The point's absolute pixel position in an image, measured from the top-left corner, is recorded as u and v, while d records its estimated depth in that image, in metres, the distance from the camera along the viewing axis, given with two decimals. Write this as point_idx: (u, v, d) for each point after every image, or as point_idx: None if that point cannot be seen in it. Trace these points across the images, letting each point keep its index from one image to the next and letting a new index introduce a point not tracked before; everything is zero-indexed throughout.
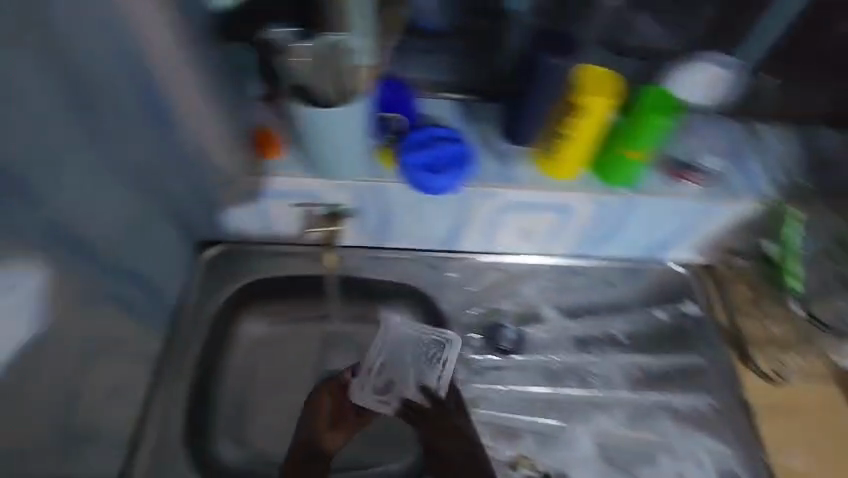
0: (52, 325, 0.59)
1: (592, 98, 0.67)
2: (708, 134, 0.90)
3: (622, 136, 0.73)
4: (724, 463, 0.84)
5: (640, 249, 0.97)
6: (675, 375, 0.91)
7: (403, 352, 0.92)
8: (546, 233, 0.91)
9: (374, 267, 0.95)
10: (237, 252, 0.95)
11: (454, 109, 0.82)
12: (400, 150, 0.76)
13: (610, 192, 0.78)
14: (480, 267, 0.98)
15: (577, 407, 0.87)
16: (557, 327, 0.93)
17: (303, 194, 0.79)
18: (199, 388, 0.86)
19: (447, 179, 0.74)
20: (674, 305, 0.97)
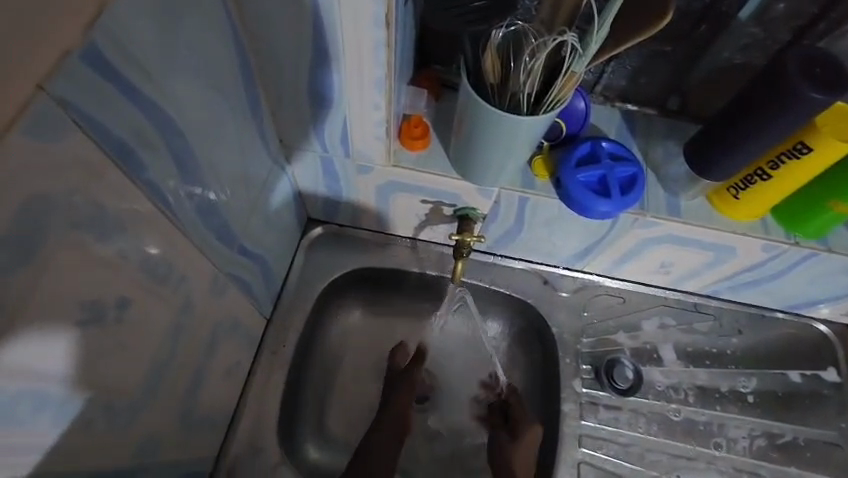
0: (188, 322, 0.54)
1: (840, 144, 0.53)
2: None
3: (832, 188, 0.61)
4: None
5: (788, 302, 0.85)
6: (806, 447, 0.81)
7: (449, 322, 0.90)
8: (689, 270, 0.81)
9: (483, 274, 0.88)
10: (340, 235, 0.90)
11: (622, 122, 0.71)
12: (561, 167, 0.65)
13: (795, 244, 0.67)
14: (595, 291, 0.89)
15: (688, 461, 0.80)
16: (674, 373, 0.85)
17: (438, 193, 0.73)
18: (293, 374, 0.82)
19: (614, 205, 0.64)
20: (811, 369, 0.86)
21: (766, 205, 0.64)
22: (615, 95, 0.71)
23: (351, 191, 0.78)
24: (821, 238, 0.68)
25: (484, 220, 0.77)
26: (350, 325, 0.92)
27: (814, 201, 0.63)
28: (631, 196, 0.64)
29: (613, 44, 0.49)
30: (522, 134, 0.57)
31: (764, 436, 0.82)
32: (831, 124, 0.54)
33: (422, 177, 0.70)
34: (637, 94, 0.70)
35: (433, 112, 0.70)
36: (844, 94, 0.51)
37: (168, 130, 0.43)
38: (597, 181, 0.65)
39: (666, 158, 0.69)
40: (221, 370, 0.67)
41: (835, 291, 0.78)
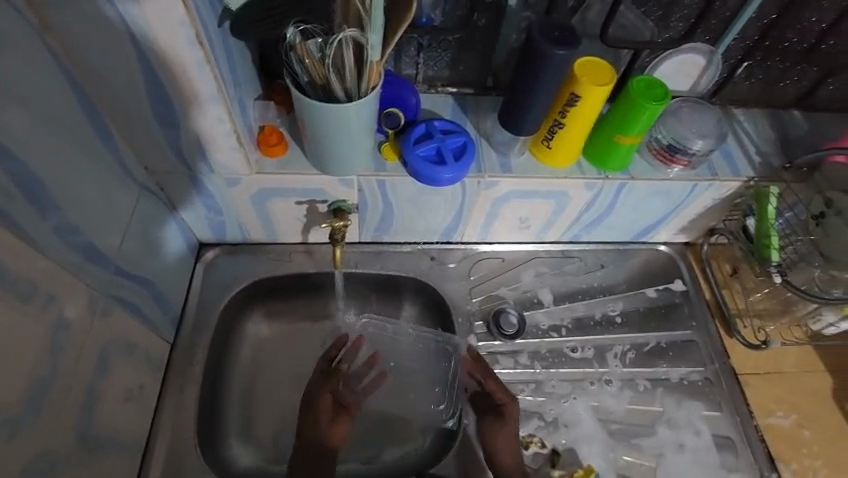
0: (57, 341, 0.55)
1: (598, 89, 0.68)
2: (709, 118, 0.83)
3: (615, 126, 0.76)
4: (720, 427, 0.88)
5: (627, 232, 1.01)
6: (669, 348, 0.95)
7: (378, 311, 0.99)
8: (543, 221, 0.94)
9: (375, 262, 0.96)
10: (237, 252, 0.94)
11: (455, 105, 0.84)
12: (405, 146, 0.76)
13: (606, 178, 0.82)
14: (478, 257, 0.99)
15: (579, 384, 0.90)
16: (554, 312, 0.97)
17: (308, 192, 0.81)
18: (206, 394, 0.84)
19: (453, 170, 0.75)
20: (662, 284, 1.02)
21: (574, 148, 0.78)
22: (441, 82, 0.83)
23: (229, 205, 0.83)
24: (625, 168, 0.83)
25: (358, 210, 0.86)
26: (262, 334, 0.96)
27: (607, 139, 0.78)
28: (465, 161, 0.76)
29: (391, 30, 0.61)
30: (354, 120, 0.67)
31: (633, 348, 0.94)
32: (589, 75, 0.68)
33: (288, 180, 0.78)
34: (458, 80, 0.83)
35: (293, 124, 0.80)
36: (577, 47, 0.65)
37: (2, 157, 0.47)
38: (434, 153, 0.76)
39: (493, 127, 0.82)
40: (119, 392, 0.68)
41: (659, 214, 0.94)
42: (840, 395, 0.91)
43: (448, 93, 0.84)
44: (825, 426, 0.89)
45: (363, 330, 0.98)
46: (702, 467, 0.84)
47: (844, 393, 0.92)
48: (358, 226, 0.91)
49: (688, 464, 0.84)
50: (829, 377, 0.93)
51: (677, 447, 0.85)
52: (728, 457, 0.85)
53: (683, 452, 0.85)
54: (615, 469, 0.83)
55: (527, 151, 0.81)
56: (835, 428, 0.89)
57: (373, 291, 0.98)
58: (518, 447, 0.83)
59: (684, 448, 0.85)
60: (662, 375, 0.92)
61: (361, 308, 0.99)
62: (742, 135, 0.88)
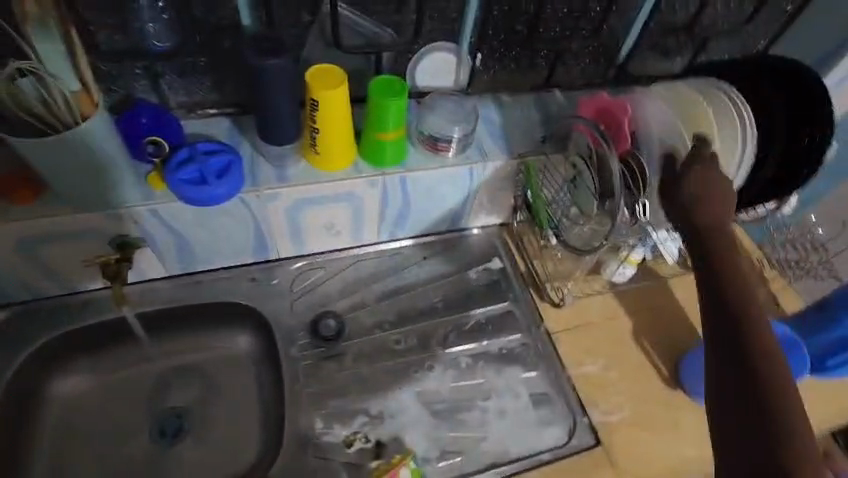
0: None
1: (329, 92, 0.73)
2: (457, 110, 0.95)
3: (372, 125, 0.82)
4: (536, 386, 0.95)
5: (440, 221, 1.06)
6: (489, 323, 1.01)
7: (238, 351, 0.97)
8: (349, 224, 0.97)
9: (187, 293, 0.94)
10: (27, 311, 0.87)
11: (230, 127, 0.85)
12: (167, 171, 0.76)
13: (383, 173, 0.87)
14: (298, 270, 1.00)
15: (402, 374, 0.92)
16: (378, 309, 1.00)
17: (77, 235, 0.78)
18: None
19: (218, 188, 0.76)
20: (482, 265, 1.09)
21: (343, 151, 0.83)
22: (208, 106, 0.85)
23: None
24: (401, 162, 0.89)
25: (146, 245, 0.84)
26: (76, 391, 0.90)
27: (370, 137, 0.84)
28: (232, 178, 0.77)
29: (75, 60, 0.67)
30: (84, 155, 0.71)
31: (455, 329, 0.99)
32: (320, 83, 0.74)
33: (47, 224, 0.75)
34: (224, 101, 0.85)
35: None
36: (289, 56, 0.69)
37: None
38: (198, 174, 0.76)
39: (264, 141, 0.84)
40: None
41: (456, 201, 1.01)
42: (642, 333, 1.00)
43: (210, 114, 0.85)
44: (630, 364, 0.98)
45: (192, 364, 0.96)
46: (521, 427, 0.90)
47: (648, 331, 1.01)
48: (155, 260, 0.89)
49: (509, 427, 0.89)
50: (633, 319, 1.02)
51: (498, 413, 0.91)
52: (544, 411, 0.92)
53: (504, 416, 0.90)
54: (439, 448, 0.85)
55: (302, 159, 0.84)
56: (637, 367, 0.97)
57: (193, 324, 0.95)
58: (342, 446, 0.84)
59: (505, 413, 0.91)
60: (483, 349, 0.98)
61: (184, 345, 0.96)
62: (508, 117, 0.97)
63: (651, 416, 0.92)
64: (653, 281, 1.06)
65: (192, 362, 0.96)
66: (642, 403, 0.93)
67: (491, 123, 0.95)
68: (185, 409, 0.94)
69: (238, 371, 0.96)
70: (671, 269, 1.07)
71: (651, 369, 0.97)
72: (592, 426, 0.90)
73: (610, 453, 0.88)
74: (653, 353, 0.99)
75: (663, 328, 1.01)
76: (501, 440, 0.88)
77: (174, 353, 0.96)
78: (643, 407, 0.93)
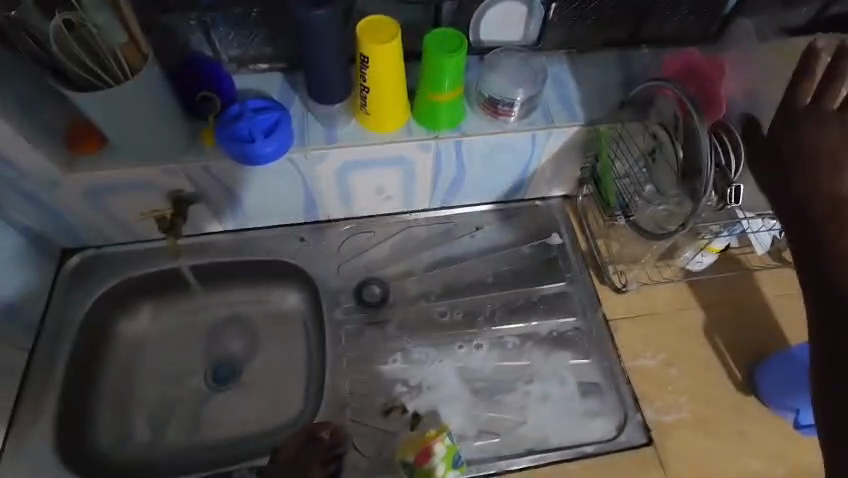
0: None
1: (380, 48, 0.68)
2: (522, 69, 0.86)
3: (426, 84, 0.76)
4: (586, 374, 0.89)
5: (499, 189, 0.98)
6: (540, 302, 0.95)
7: (288, 308, 0.99)
8: (399, 188, 0.92)
9: (240, 248, 0.96)
10: (97, 256, 0.93)
11: (283, 83, 0.83)
12: (219, 129, 0.75)
13: (437, 137, 0.81)
14: (347, 234, 0.98)
15: (444, 347, 0.90)
16: (424, 278, 0.96)
17: (138, 187, 0.81)
18: (72, 394, 0.85)
19: (267, 145, 0.74)
20: (538, 240, 1.01)
21: (396, 113, 0.78)
22: (263, 61, 0.83)
23: (67, 211, 0.83)
24: (456, 125, 0.82)
25: (201, 201, 0.86)
26: (144, 331, 0.97)
27: (423, 97, 0.77)
28: (279, 135, 0.75)
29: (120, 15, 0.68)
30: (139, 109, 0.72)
31: (503, 307, 0.94)
32: (370, 37, 0.69)
33: (113, 175, 0.77)
34: (278, 55, 0.82)
35: None
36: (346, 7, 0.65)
37: None
38: (248, 132, 0.74)
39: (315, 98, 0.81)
40: None
41: (515, 170, 0.93)
42: (715, 329, 0.90)
43: (262, 70, 0.84)
44: (697, 362, 0.88)
45: (243, 317, 0.99)
46: (565, 415, 0.85)
47: (722, 327, 0.90)
48: (211, 216, 0.91)
49: (552, 414, 0.85)
50: (706, 313, 0.92)
51: (541, 399, 0.86)
52: (592, 402, 0.86)
53: (547, 402, 0.86)
54: (476, 426, 0.83)
55: (352, 120, 0.80)
56: (704, 367, 0.87)
57: (246, 278, 0.98)
58: (379, 414, 0.84)
59: (549, 399, 0.86)
60: (532, 330, 0.92)
61: (237, 298, 0.99)
62: (581, 78, 0.87)
63: (713, 419, 0.83)
64: (734, 272, 0.94)
65: (244, 314, 0.99)
66: (706, 406, 0.84)
67: (562, 84, 0.86)
68: (235, 359, 0.97)
69: (293, 289, 0.99)
70: (757, 261, 0.94)
71: (720, 369, 0.87)
72: (645, 424, 0.83)
73: (662, 456, 0.81)
74: (725, 352, 0.88)
75: (740, 325, 0.90)
76: (543, 427, 0.84)
77: (227, 305, 0.99)
78: (706, 412, 0.84)
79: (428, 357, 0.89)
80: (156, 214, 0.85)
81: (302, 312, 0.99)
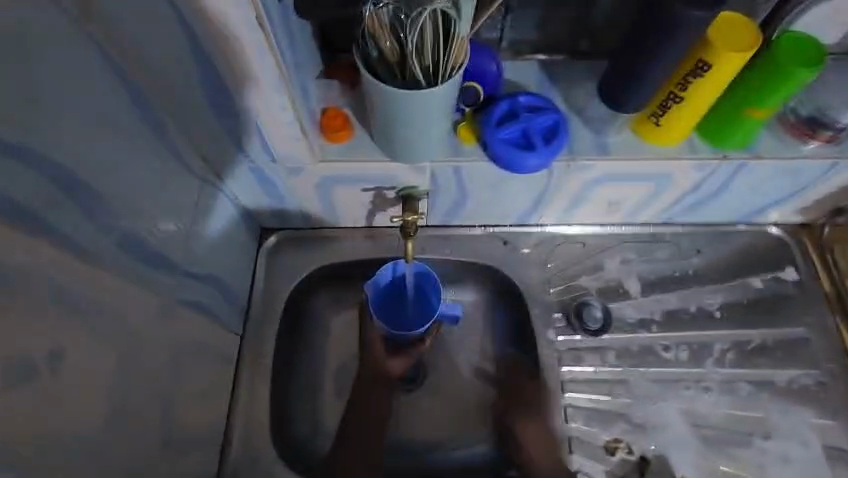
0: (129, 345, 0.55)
1: (732, 54, 0.56)
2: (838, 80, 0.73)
3: (746, 96, 0.64)
4: (832, 438, 0.79)
5: (738, 214, 0.86)
6: (776, 347, 0.84)
7: (483, 313, 0.91)
8: (637, 204, 0.81)
9: (444, 246, 0.89)
10: (301, 239, 0.89)
11: (541, 74, 0.72)
12: (485, 127, 0.67)
13: (724, 157, 0.69)
14: (556, 240, 0.90)
15: (669, 385, 0.82)
16: (642, 304, 0.87)
17: (372, 179, 0.74)
18: (278, 386, 0.83)
19: (541, 157, 0.65)
20: (769, 272, 0.88)
21: (690, 126, 0.66)
22: (528, 48, 0.72)
23: (291, 195, 0.79)
24: (749, 146, 0.70)
25: (428, 196, 0.78)
26: (340, 325, 0.91)
27: (733, 111, 0.65)
28: (559, 145, 0.66)
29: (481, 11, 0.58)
30: (420, 111, 0.60)
31: (734, 347, 0.84)
32: (724, 37, 0.57)
33: (364, 167, 0.71)
34: (549, 43, 0.72)
35: (361, 103, 0.72)
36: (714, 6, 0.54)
37: (42, 165, 0.42)
38: (519, 136, 0.66)
39: (586, 98, 0.71)
40: (191, 391, 0.69)
41: (776, 197, 0.80)
42: None
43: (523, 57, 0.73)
44: None
45: None
46: None
47: None
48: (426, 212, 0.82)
49: None
50: None
51: (781, 460, 0.77)
52: (840, 471, 0.77)
53: (788, 464, 0.77)
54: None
55: (631, 130, 0.69)
56: None
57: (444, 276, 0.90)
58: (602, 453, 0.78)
59: (789, 461, 0.77)
60: (766, 378, 0.82)
61: None
62: None
63: None
64: None
65: None
66: None
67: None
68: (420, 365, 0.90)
69: (488, 297, 0.91)
70: None
71: None
72: None
73: None
74: None
75: None
76: None
77: None
78: None
79: (651, 397, 0.81)
80: (396, 219, 0.78)
81: (498, 320, 0.90)
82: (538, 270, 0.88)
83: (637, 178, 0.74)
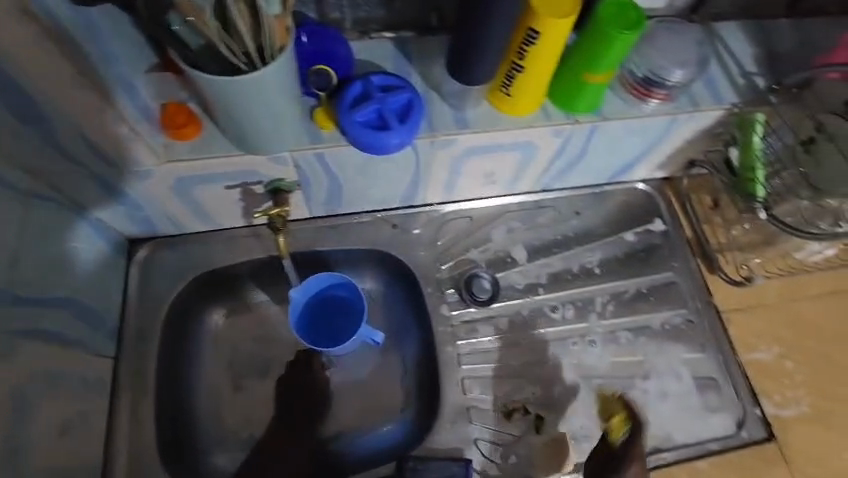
0: None
1: (557, 21, 0.58)
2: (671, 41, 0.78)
3: (584, 62, 0.66)
4: (702, 369, 0.86)
5: (604, 173, 0.90)
6: (649, 294, 0.91)
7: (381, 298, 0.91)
8: (510, 173, 0.84)
9: (329, 236, 0.86)
10: (173, 246, 0.83)
11: (397, 52, 0.71)
12: (340, 111, 0.65)
13: (576, 122, 0.73)
14: (443, 218, 0.90)
15: (558, 341, 0.86)
16: (528, 270, 0.90)
17: (233, 175, 0.70)
18: (165, 405, 0.78)
19: (399, 135, 0.64)
20: (640, 225, 0.94)
21: (539, 95, 0.68)
22: (380, 27, 0.71)
23: (149, 201, 0.73)
24: (597, 109, 0.74)
25: (299, 187, 0.75)
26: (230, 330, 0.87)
27: (574, 77, 0.68)
28: (416, 122, 0.65)
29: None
30: (256, 99, 0.56)
31: (613, 299, 0.90)
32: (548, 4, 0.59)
33: (221, 162, 0.67)
34: (399, 20, 0.71)
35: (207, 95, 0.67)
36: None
37: None
38: (375, 117, 0.65)
39: (442, 74, 0.71)
40: (50, 429, 0.63)
41: (634, 154, 0.86)
42: (829, 322, 0.89)
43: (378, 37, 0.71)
44: (814, 355, 0.87)
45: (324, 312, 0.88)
46: (684, 411, 0.83)
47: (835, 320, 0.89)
48: (302, 203, 0.80)
49: (672, 410, 0.83)
50: (821, 305, 0.90)
51: (660, 396, 0.84)
52: (710, 396, 0.84)
53: (666, 399, 0.84)
54: (599, 424, 0.82)
55: (488, 102, 0.71)
56: (817, 360, 0.86)
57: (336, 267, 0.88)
58: (500, 417, 0.81)
59: (667, 395, 0.84)
60: (642, 324, 0.89)
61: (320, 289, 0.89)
62: (722, 56, 0.80)
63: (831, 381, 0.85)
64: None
65: None
66: (824, 401, 0.84)
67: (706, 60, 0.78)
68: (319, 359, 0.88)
69: (383, 284, 0.90)
70: None
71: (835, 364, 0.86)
72: (764, 418, 0.83)
73: (783, 449, 0.81)
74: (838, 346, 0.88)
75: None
76: (663, 423, 0.82)
77: None
78: (825, 407, 0.84)
79: (543, 356, 0.85)
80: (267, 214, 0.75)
81: (394, 305, 0.90)
82: (427, 250, 0.88)
83: (501, 149, 0.75)
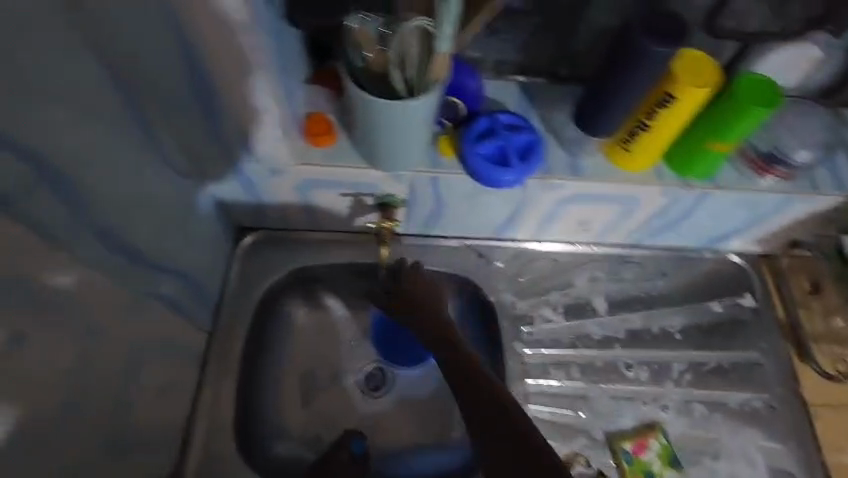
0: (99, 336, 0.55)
1: (694, 91, 0.60)
2: (797, 121, 0.78)
3: (709, 130, 0.68)
4: (778, 461, 0.82)
5: (702, 238, 0.89)
6: (731, 370, 0.87)
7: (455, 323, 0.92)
8: (606, 224, 0.84)
9: (419, 254, 0.90)
10: (276, 239, 0.89)
11: (522, 95, 0.75)
12: (465, 142, 0.69)
13: (689, 186, 0.73)
14: (529, 256, 0.92)
15: (628, 400, 0.85)
16: (607, 323, 0.89)
17: (351, 184, 0.75)
18: (243, 385, 0.83)
19: (516, 173, 0.68)
20: (730, 297, 0.91)
21: (657, 154, 0.70)
22: (511, 69, 0.76)
23: (270, 194, 0.80)
24: (711, 176, 0.74)
25: (405, 205, 0.80)
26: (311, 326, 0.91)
27: (697, 143, 0.69)
28: (534, 164, 0.69)
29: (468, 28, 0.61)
30: (399, 122, 0.62)
31: (691, 368, 0.87)
32: (688, 73, 0.61)
33: (345, 172, 0.73)
34: (531, 66, 0.75)
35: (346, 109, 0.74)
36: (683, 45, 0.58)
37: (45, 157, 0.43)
38: (496, 153, 0.69)
39: (563, 121, 0.74)
40: (154, 387, 0.68)
41: (736, 226, 0.84)
42: None
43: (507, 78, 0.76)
44: None
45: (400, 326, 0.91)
46: None
47: None
48: (403, 220, 0.84)
49: None
50: None
51: None
52: None
53: None
54: None
55: (604, 153, 0.73)
56: None
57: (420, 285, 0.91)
58: None
59: None
60: (719, 400, 0.85)
61: None
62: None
63: None
64: None
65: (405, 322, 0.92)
66: None
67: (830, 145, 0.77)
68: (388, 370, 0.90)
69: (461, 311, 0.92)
70: None
71: None
72: None
73: None
74: None
75: None
76: None
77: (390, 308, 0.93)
78: None
79: (611, 412, 0.84)
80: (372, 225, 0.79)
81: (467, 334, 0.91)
82: (509, 284, 0.90)
83: (606, 200, 0.77)
